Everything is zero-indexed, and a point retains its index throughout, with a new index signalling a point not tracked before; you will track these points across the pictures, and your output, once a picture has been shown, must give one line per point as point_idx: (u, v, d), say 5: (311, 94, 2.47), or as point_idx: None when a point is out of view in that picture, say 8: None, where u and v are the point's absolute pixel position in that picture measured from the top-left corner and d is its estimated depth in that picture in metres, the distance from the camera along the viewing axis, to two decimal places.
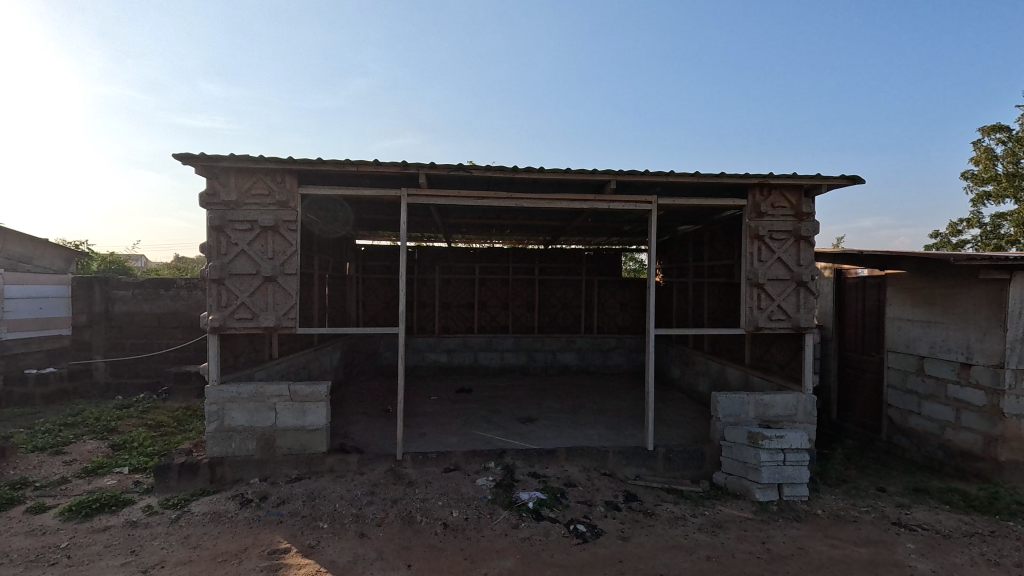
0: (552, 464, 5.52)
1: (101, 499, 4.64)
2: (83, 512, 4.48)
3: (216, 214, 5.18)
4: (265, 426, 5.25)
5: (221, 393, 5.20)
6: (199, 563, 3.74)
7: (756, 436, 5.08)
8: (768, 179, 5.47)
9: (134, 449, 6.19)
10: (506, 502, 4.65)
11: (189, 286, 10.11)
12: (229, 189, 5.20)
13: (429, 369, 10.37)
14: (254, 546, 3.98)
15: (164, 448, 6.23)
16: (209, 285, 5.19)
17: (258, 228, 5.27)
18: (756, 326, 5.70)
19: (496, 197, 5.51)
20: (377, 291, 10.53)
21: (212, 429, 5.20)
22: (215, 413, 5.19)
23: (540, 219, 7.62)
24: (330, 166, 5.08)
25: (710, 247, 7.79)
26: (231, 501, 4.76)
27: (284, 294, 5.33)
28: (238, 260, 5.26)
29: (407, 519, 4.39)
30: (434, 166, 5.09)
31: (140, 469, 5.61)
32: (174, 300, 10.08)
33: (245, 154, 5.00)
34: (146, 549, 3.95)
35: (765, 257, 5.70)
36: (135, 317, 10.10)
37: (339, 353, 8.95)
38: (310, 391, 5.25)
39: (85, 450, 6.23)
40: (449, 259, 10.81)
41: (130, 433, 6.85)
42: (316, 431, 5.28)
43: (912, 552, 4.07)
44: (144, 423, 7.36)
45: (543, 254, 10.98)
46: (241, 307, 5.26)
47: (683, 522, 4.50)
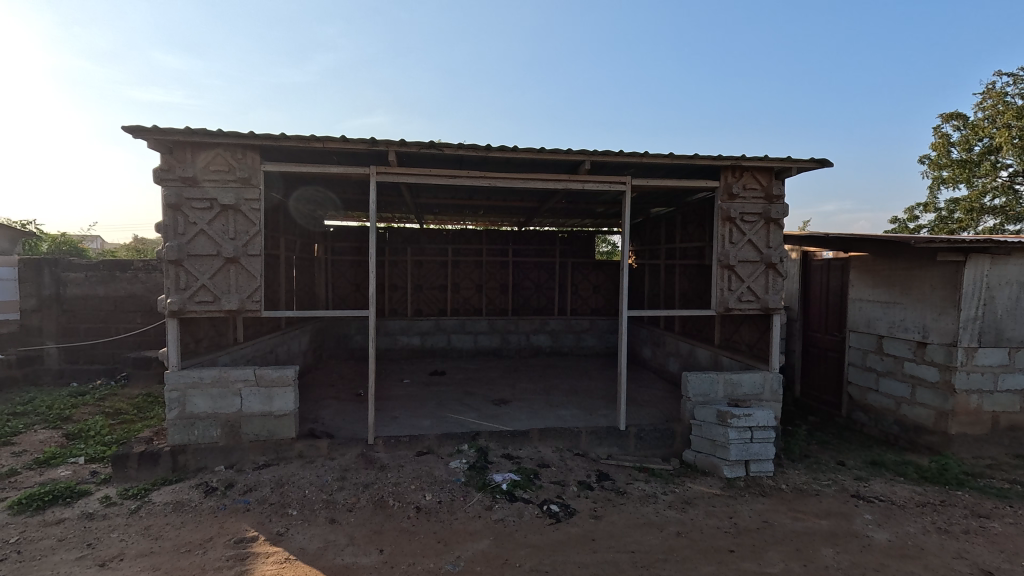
0: (525, 445, 5.53)
1: (54, 491, 4.42)
2: (34, 505, 4.27)
3: (172, 190, 4.91)
4: (230, 412, 5.08)
5: (182, 378, 4.99)
6: (161, 555, 3.61)
7: (725, 415, 5.18)
8: (740, 161, 5.49)
9: (91, 439, 5.93)
10: (480, 483, 4.65)
11: (148, 268, 9.69)
12: (187, 165, 4.92)
13: (402, 352, 10.24)
14: (220, 536, 3.86)
15: (123, 436, 5.99)
16: (166, 266, 4.94)
17: (218, 207, 5.02)
18: (726, 308, 5.78)
19: (470, 176, 5.37)
20: (348, 274, 10.30)
21: (173, 416, 5.00)
22: (176, 400, 4.99)
23: (513, 200, 7.53)
24: (294, 142, 4.84)
25: (682, 229, 7.86)
26: (196, 490, 4.60)
27: (247, 276, 5.11)
28: (197, 240, 5.00)
29: (379, 504, 4.33)
30: (404, 144, 4.91)
31: (97, 459, 5.38)
32: (131, 282, 9.64)
33: (202, 127, 4.73)
34: (104, 542, 3.80)
35: (737, 238, 5.76)
36: (89, 301, 9.62)
37: (308, 337, 8.74)
38: (278, 374, 5.10)
39: (37, 440, 5.92)
40: (421, 240, 10.63)
41: (85, 422, 6.55)
42: (284, 416, 5.14)
43: (870, 522, 4.25)
44: (101, 411, 7.04)
45: (516, 236, 10.90)
46: (202, 289, 5.03)
47: (654, 500, 4.57)
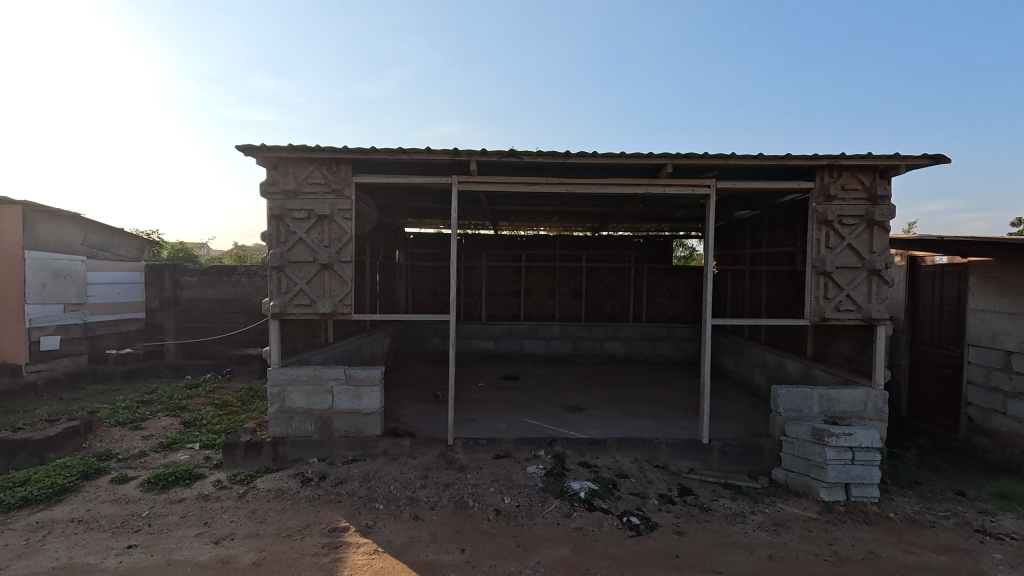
0: (602, 454, 5.45)
1: (176, 472, 4.95)
2: (161, 483, 4.80)
3: (276, 203, 5.36)
4: (322, 408, 5.44)
5: (282, 375, 5.42)
6: (266, 537, 3.93)
7: (821, 433, 4.82)
8: (839, 160, 5.11)
9: (204, 427, 6.58)
10: (558, 490, 4.64)
11: (249, 273, 10.61)
12: (288, 178, 5.35)
13: (476, 355, 10.48)
14: (315, 524, 4.14)
15: (230, 426, 6.60)
16: (270, 272, 5.39)
17: (315, 217, 5.41)
18: (822, 317, 5.38)
19: (548, 182, 5.40)
20: (426, 279, 10.69)
21: (274, 410, 5.43)
22: (277, 395, 5.42)
23: (589, 206, 7.47)
24: (383, 155, 5.13)
25: (770, 233, 7.42)
26: (293, 479, 4.97)
27: (340, 282, 5.46)
28: (296, 248, 5.42)
29: (460, 504, 4.45)
30: (485, 153, 5.04)
31: (210, 445, 5.96)
32: (235, 286, 10.60)
33: (303, 144, 5.13)
34: (217, 521, 4.19)
35: (834, 243, 5.36)
36: (201, 302, 10.69)
37: (389, 339, 9.16)
38: (365, 374, 5.39)
39: (161, 426, 6.67)
40: (495, 246, 10.82)
41: (198, 412, 7.28)
42: (370, 414, 5.43)
43: (999, 563, 3.77)
44: (212, 402, 7.80)
45: (590, 242, 10.81)
46: (300, 293, 5.43)
47: (741, 519, 4.34)
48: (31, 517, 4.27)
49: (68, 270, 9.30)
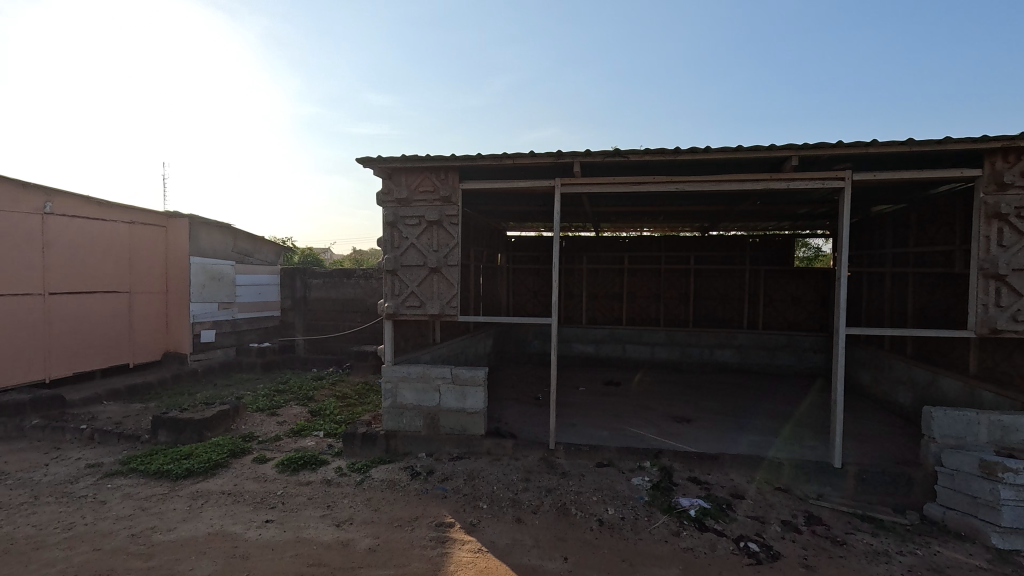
0: (714, 471, 5.07)
1: (304, 457, 5.47)
2: (293, 466, 5.33)
3: (390, 210, 5.72)
4: (430, 405, 5.68)
5: (394, 372, 5.76)
6: (380, 525, 4.18)
7: (992, 466, 4.05)
8: (1017, 141, 4.27)
9: (327, 417, 7.21)
10: (665, 505, 4.39)
11: (366, 276, 11.48)
12: (402, 187, 5.68)
13: (576, 359, 10.36)
14: (424, 517, 4.33)
15: (350, 417, 7.16)
16: (385, 276, 5.76)
17: (425, 223, 5.68)
18: (992, 329, 4.53)
19: (655, 181, 5.16)
20: (527, 282, 10.81)
21: (387, 405, 5.78)
22: (390, 391, 5.77)
23: (699, 205, 7.04)
24: (489, 161, 5.25)
25: (919, 230, 6.44)
26: (404, 472, 5.25)
27: (447, 285, 5.67)
28: (408, 253, 5.73)
29: (562, 510, 4.38)
30: (589, 154, 4.95)
31: (332, 434, 6.51)
32: (354, 287, 11.53)
33: (414, 154, 5.42)
34: (338, 505, 4.55)
35: (1009, 240, 4.49)
36: (326, 302, 11.77)
37: (491, 341, 9.38)
38: (470, 374, 5.55)
39: (293, 414, 7.43)
40: (597, 248, 10.63)
41: (323, 402, 8.00)
42: (474, 414, 5.57)
43: None
44: (334, 394, 8.53)
45: (699, 243, 10.19)
46: (411, 295, 5.73)
47: (885, 559, 3.78)
48: (193, 487, 4.96)
49: (221, 273, 10.74)
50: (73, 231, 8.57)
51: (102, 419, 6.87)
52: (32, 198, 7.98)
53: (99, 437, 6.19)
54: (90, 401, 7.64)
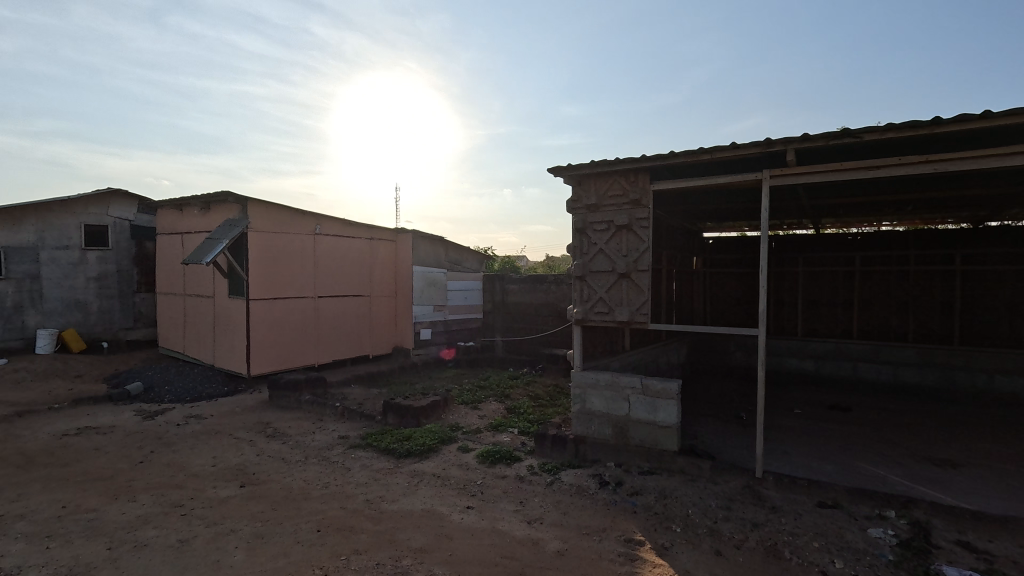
0: (1001, 538, 3.82)
1: (501, 451, 5.85)
2: (491, 458, 5.75)
3: (580, 217, 5.77)
4: (620, 414, 5.54)
5: (583, 378, 5.77)
6: (568, 530, 4.21)
7: None
8: None
9: (522, 415, 7.60)
10: (921, 572, 3.46)
11: (558, 281, 11.85)
12: (591, 194, 5.70)
13: (790, 376, 9.02)
14: (612, 529, 4.22)
15: (541, 418, 7.43)
16: (575, 281, 5.83)
17: (614, 228, 5.59)
18: None
19: (902, 163, 4.16)
20: (728, 286, 9.81)
21: (576, 410, 5.81)
22: (579, 396, 5.79)
23: (970, 188, 5.46)
24: (683, 158, 4.91)
25: None
26: (593, 479, 5.20)
27: (637, 291, 5.47)
28: (597, 258, 5.70)
29: (772, 551, 3.80)
30: (807, 139, 4.25)
31: (526, 432, 6.84)
32: (547, 292, 12.01)
33: (604, 159, 5.39)
34: (529, 503, 4.73)
35: None
36: (522, 306, 12.51)
37: (686, 350, 8.76)
38: (663, 386, 5.25)
39: (492, 409, 8.04)
40: (817, 248, 9.11)
41: (518, 401, 8.47)
42: (667, 428, 5.25)
43: None
44: (528, 394, 8.98)
45: (970, 237, 7.94)
46: (599, 301, 5.69)
47: None
48: (411, 466, 5.73)
49: (436, 280, 12.25)
50: (334, 246, 10.80)
51: (350, 399, 8.45)
52: (308, 222, 10.30)
53: (347, 413, 7.62)
54: (342, 384, 9.47)
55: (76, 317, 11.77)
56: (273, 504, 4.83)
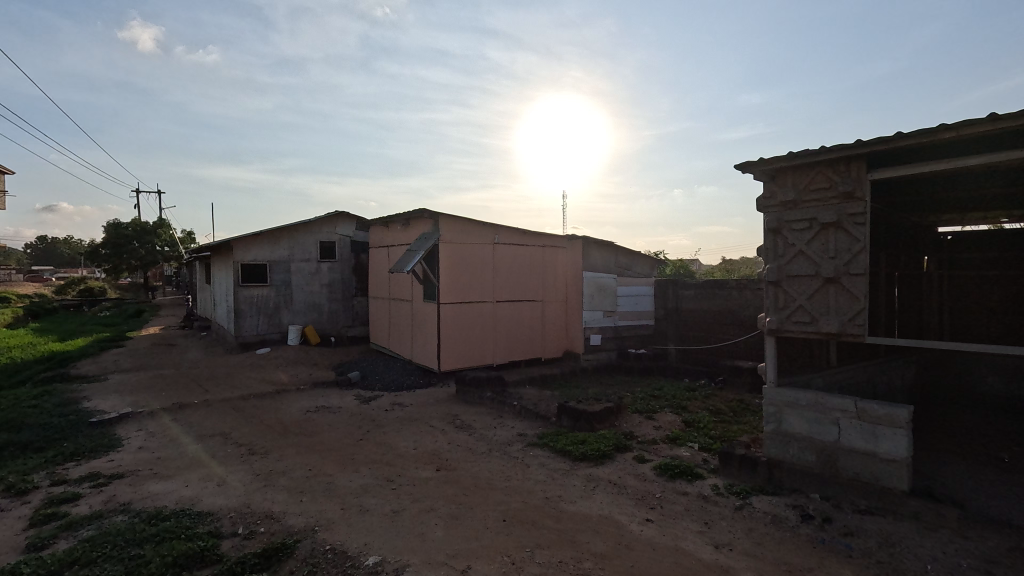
0: None
1: (681, 466, 5.56)
2: (670, 472, 5.49)
3: (773, 216, 5.20)
4: (827, 440, 4.83)
5: (779, 395, 5.16)
6: (764, 562, 3.80)
7: None
8: None
9: (702, 430, 7.10)
10: None
11: (741, 286, 10.84)
12: (788, 189, 5.09)
13: None
14: (820, 571, 3.69)
15: (725, 435, 6.85)
16: (767, 287, 5.27)
17: (818, 226, 4.90)
18: None
19: None
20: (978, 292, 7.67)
21: (770, 430, 5.22)
22: (773, 415, 5.20)
23: None
24: (916, 139, 4.11)
25: None
26: (792, 510, 4.62)
27: (849, 298, 4.71)
28: (796, 261, 5.06)
29: None
30: None
31: (707, 448, 6.37)
32: (728, 299, 11.05)
33: (806, 149, 4.79)
34: (716, 526, 4.40)
35: None
36: (697, 313, 11.64)
37: (913, 370, 7.24)
38: (886, 412, 4.48)
39: (668, 420, 7.68)
40: None
41: (697, 414, 7.94)
42: (894, 463, 4.44)
43: None
44: (707, 407, 8.35)
45: None
46: (799, 310, 5.04)
47: None
48: (587, 470, 5.78)
49: (606, 285, 12.15)
50: (511, 254, 11.49)
51: (525, 399, 8.89)
52: (488, 233, 11.14)
53: (524, 412, 8.03)
54: (518, 384, 10.01)
55: (314, 316, 14.57)
56: (463, 489, 5.32)
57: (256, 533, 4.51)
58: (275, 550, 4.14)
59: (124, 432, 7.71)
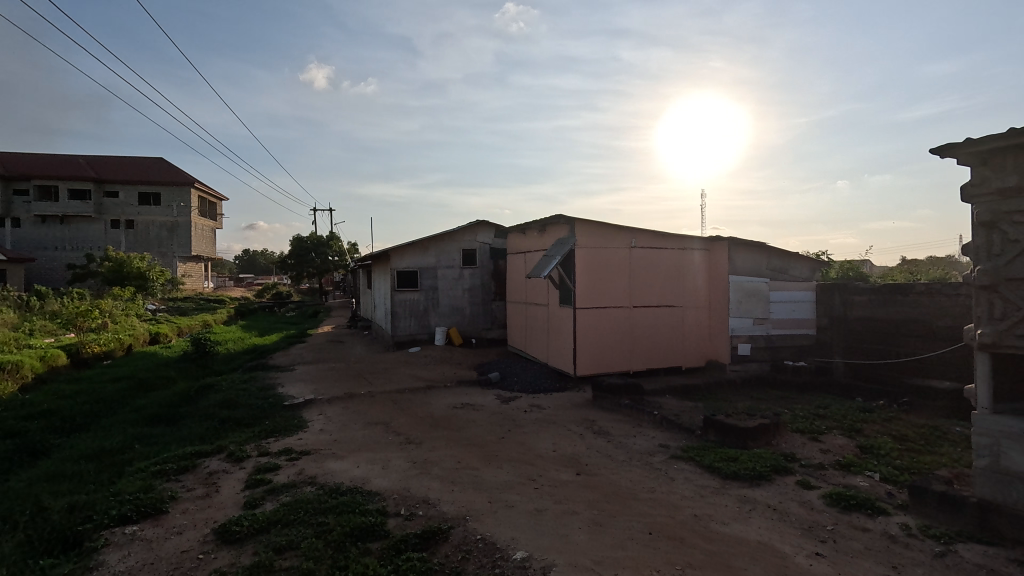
0: None
1: (858, 497, 4.86)
2: (844, 503, 4.84)
3: (986, 207, 4.31)
4: None
5: (995, 424, 4.25)
6: None
7: None
8: None
9: (883, 458, 6.12)
10: None
11: (931, 291, 9.14)
12: (1007, 172, 4.18)
13: None
14: None
15: (915, 466, 5.82)
16: (977, 292, 4.37)
17: None
18: None
19: None
20: None
21: (982, 465, 4.35)
22: (987, 448, 4.30)
23: None
24: None
25: None
26: (1017, 566, 3.77)
27: None
28: (1019, 260, 4.13)
29: None
30: None
31: (891, 480, 5.48)
32: (913, 306, 9.40)
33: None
34: (908, 572, 3.76)
35: None
36: (871, 322, 10.14)
37: None
38: None
39: (837, 444, 6.76)
40: None
41: (875, 439, 6.86)
42: None
43: None
44: (889, 432, 7.18)
45: None
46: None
47: None
48: (740, 490, 5.34)
49: (755, 290, 11.12)
50: (648, 258, 11.12)
51: (666, 409, 8.50)
52: (624, 236, 10.92)
53: (666, 423, 7.68)
54: (657, 393, 9.61)
55: (457, 319, 15.61)
56: (605, 496, 5.26)
57: (415, 515, 4.96)
58: (432, 532, 4.52)
59: (308, 415, 9.03)
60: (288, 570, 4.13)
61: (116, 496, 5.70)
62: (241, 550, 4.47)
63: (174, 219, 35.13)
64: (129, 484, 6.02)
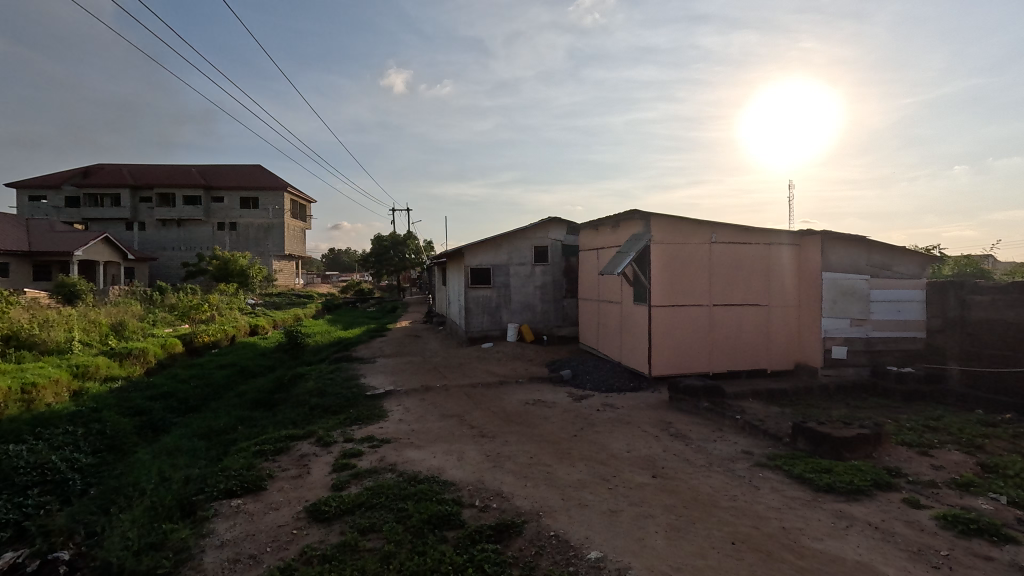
0: None
1: (979, 522, 4.32)
2: (961, 526, 4.33)
3: None
4: None
5: None
6: None
7: None
8: None
9: (1012, 480, 5.38)
10: None
11: None
12: None
13: None
14: None
15: None
16: None
17: None
18: None
19: None
20: None
21: None
22: None
23: None
24: None
25: None
26: None
27: None
28: None
29: None
30: None
31: (1022, 505, 4.80)
32: None
33: None
34: None
35: None
36: (991, 325, 8.99)
37: None
38: None
39: (953, 461, 6.03)
40: None
41: (1001, 457, 6.04)
42: None
43: None
44: (1019, 450, 6.29)
45: None
46: None
47: None
48: (835, 504, 4.92)
49: (854, 288, 10.23)
50: (729, 254, 10.53)
51: (749, 414, 8.02)
52: (703, 231, 10.40)
53: (750, 429, 7.24)
54: (739, 396, 9.09)
55: (529, 315, 15.70)
56: (683, 501, 5.07)
57: (489, 507, 5.05)
58: (506, 526, 4.58)
59: (388, 405, 9.49)
60: (372, 551, 4.36)
61: (224, 471, 6.32)
62: (330, 529, 4.78)
63: (270, 220, 38.23)
64: (234, 461, 6.65)
